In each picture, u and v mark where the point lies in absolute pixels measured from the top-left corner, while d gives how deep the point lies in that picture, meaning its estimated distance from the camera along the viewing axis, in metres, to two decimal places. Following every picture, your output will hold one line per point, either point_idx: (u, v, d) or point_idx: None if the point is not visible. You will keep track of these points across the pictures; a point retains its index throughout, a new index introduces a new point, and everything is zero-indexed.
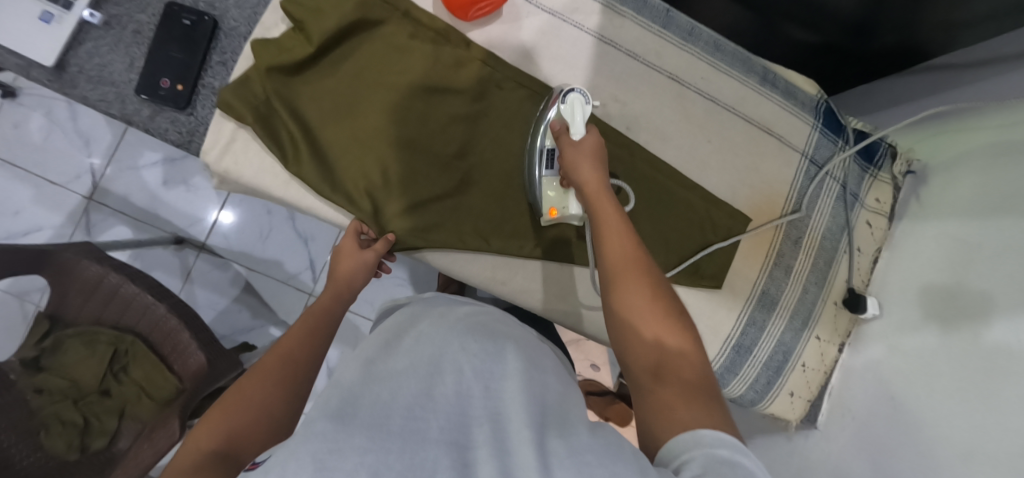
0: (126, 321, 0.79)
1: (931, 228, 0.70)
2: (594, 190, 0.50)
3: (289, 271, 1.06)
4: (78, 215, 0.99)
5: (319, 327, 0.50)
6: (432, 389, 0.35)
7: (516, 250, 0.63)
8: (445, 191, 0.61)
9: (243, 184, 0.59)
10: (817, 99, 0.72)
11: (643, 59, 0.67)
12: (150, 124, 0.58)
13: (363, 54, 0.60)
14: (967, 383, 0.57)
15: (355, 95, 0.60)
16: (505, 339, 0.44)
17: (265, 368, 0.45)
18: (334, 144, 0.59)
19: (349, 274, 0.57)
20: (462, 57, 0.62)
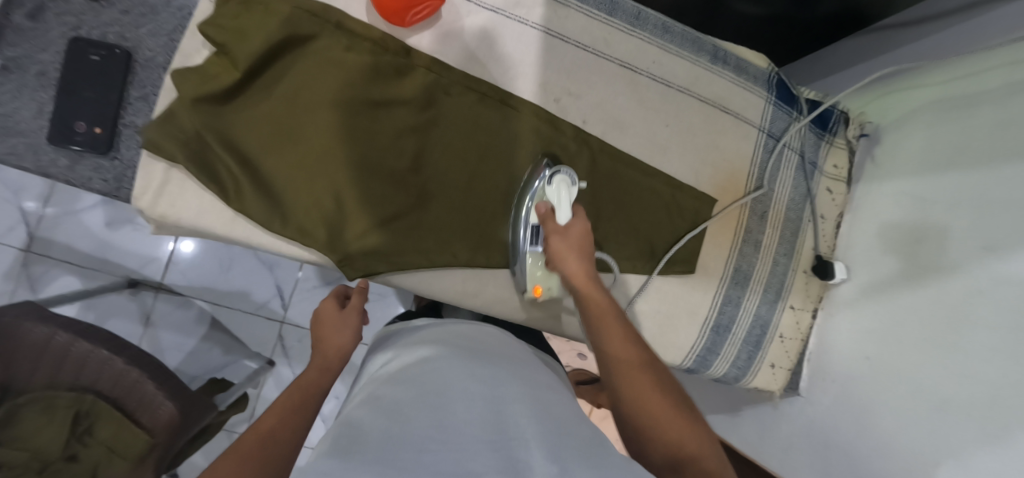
0: (85, 378, 0.74)
1: (889, 188, 0.72)
2: (585, 288, 0.54)
3: (257, 301, 1.02)
4: (17, 269, 0.91)
5: (304, 401, 0.49)
6: (439, 419, 0.35)
7: (484, 261, 0.61)
8: (404, 208, 0.59)
9: (186, 227, 0.55)
10: (768, 72, 0.72)
11: (592, 49, 0.65)
12: (71, 175, 0.53)
13: (296, 73, 0.56)
14: (935, 337, 0.60)
15: (293, 119, 0.56)
16: (504, 373, 0.44)
17: (248, 444, 0.41)
18: (278, 173, 0.55)
19: (335, 340, 0.59)
20: (403, 66, 0.59)
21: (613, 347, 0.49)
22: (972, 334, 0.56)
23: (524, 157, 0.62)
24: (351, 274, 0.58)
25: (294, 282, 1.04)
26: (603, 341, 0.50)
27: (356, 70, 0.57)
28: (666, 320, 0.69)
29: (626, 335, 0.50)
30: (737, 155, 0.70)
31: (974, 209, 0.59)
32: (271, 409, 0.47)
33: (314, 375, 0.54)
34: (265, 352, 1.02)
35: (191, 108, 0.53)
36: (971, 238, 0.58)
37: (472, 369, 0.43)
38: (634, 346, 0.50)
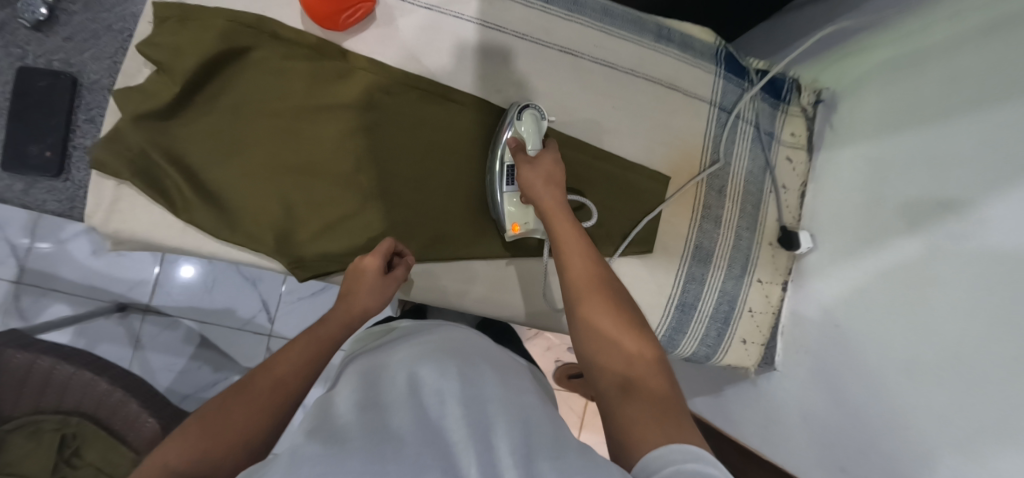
0: (68, 401, 0.75)
1: (847, 154, 0.71)
2: (554, 215, 0.54)
3: (243, 316, 1.04)
4: (9, 301, 0.95)
5: (324, 351, 0.47)
6: (418, 421, 0.33)
7: (437, 254, 0.62)
8: (353, 209, 0.60)
9: (140, 242, 0.57)
10: (715, 47, 0.71)
11: (531, 37, 0.65)
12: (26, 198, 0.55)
13: (237, 85, 0.58)
14: (900, 299, 0.59)
15: (236, 129, 0.57)
16: (486, 369, 0.42)
17: (256, 388, 0.42)
18: (226, 183, 0.57)
19: (361, 302, 0.52)
20: (342, 69, 0.60)
21: (577, 276, 0.50)
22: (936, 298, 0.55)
23: (470, 149, 0.63)
24: (303, 277, 0.59)
25: (278, 295, 1.05)
26: (569, 272, 0.51)
27: (296, 77, 0.59)
28: None
29: (590, 265, 0.51)
30: (689, 131, 0.70)
31: (927, 166, 0.58)
32: (295, 348, 0.46)
33: (336, 326, 0.50)
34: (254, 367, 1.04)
35: (134, 125, 0.54)
36: (927, 197, 0.58)
37: (448, 360, 0.42)
38: (597, 277, 0.50)
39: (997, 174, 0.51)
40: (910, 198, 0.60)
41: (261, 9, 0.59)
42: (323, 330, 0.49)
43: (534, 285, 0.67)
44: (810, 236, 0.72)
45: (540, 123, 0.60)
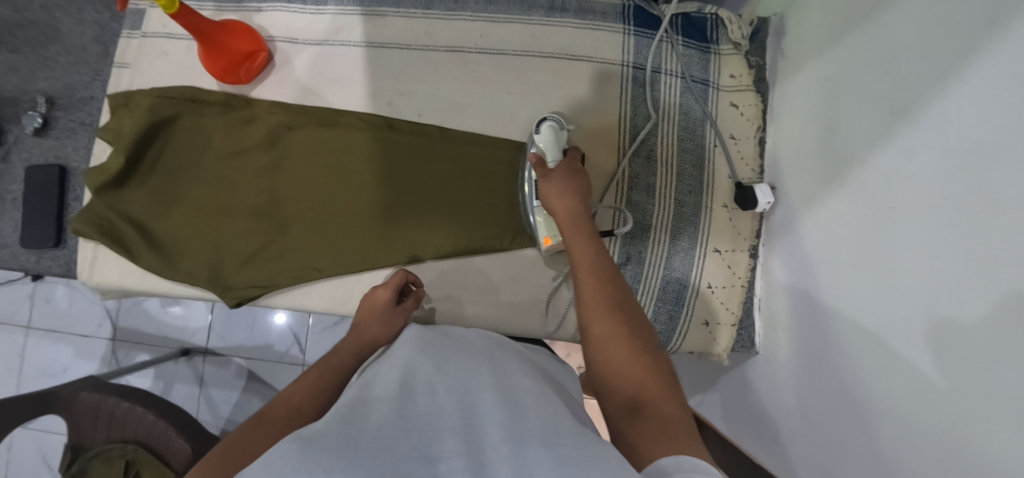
0: (126, 433, 0.91)
1: (801, 82, 0.56)
2: (573, 230, 0.53)
3: (280, 350, 1.16)
4: (108, 356, 1.16)
5: (330, 387, 0.50)
6: (404, 409, 0.33)
7: (347, 268, 0.64)
8: (268, 238, 0.65)
9: (117, 290, 0.67)
10: (621, 4, 0.65)
11: (415, 45, 0.66)
12: (39, 267, 0.68)
13: (171, 148, 0.67)
14: (871, 248, 0.44)
15: (173, 185, 0.67)
16: (470, 361, 0.41)
17: (271, 416, 0.45)
18: (168, 230, 0.66)
19: (373, 331, 0.55)
20: (248, 115, 0.66)
21: (590, 288, 0.47)
22: (909, 235, 0.40)
23: (368, 166, 0.65)
24: (234, 303, 0.65)
25: (306, 328, 1.17)
26: (581, 285, 0.48)
27: (213, 131, 0.67)
28: (556, 292, 0.65)
29: (603, 277, 0.48)
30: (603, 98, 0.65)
31: (879, 69, 0.44)
32: (305, 382, 0.50)
33: (347, 355, 0.54)
34: None
35: (96, 195, 0.66)
36: (880, 108, 0.44)
37: (442, 351, 0.43)
38: (610, 292, 0.47)
39: (948, 63, 0.38)
40: (862, 115, 0.46)
41: (182, 81, 0.68)
42: (335, 362, 0.53)
43: (451, 288, 0.65)
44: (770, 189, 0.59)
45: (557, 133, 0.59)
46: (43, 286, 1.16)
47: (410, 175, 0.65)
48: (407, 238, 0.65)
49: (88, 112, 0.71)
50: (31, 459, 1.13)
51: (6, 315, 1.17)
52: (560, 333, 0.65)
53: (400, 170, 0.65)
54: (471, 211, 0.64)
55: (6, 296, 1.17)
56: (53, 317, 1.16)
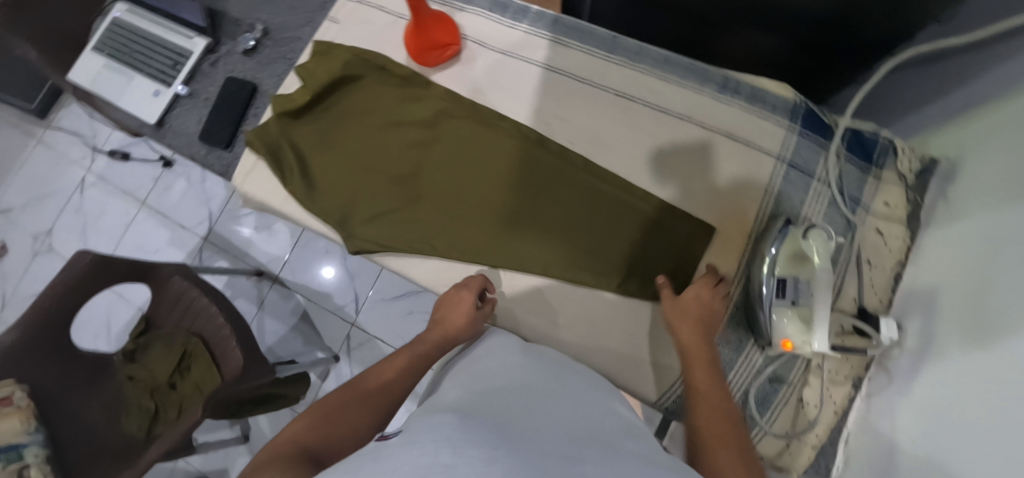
0: (195, 328, 0.97)
1: (959, 232, 0.55)
2: (700, 343, 0.56)
3: (337, 303, 1.22)
4: (195, 252, 1.26)
5: (412, 371, 0.54)
6: (536, 412, 0.36)
7: (459, 255, 0.68)
8: (400, 205, 0.71)
9: (258, 203, 0.75)
10: (793, 101, 0.67)
11: (588, 81, 0.71)
12: (205, 160, 0.78)
13: (346, 101, 0.74)
14: (999, 420, 0.42)
15: (337, 133, 0.74)
16: (590, 396, 0.43)
17: (366, 389, 0.52)
18: (320, 169, 0.73)
19: (455, 329, 0.58)
20: (422, 95, 0.73)
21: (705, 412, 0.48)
22: None
23: (509, 170, 0.69)
24: (352, 250, 0.70)
25: (368, 292, 1.21)
26: (693, 396, 0.51)
27: (387, 97, 0.73)
28: (643, 349, 0.65)
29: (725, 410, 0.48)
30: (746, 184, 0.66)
31: None
32: (394, 361, 0.56)
33: (430, 344, 0.57)
34: (334, 349, 1.19)
35: (277, 120, 0.74)
36: None
37: (553, 374, 0.46)
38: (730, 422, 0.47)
39: None
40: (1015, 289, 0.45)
41: (377, 49, 0.76)
42: (420, 349, 0.57)
43: (545, 306, 0.67)
44: (897, 327, 0.58)
45: (829, 242, 0.57)
46: (168, 173, 1.28)
47: (543, 192, 0.68)
48: (522, 248, 0.67)
49: (291, 49, 0.80)
50: (98, 318, 1.22)
51: (127, 187, 1.29)
52: (634, 387, 0.65)
53: (537, 183, 0.69)
54: (589, 243, 0.66)
55: (134, 172, 1.29)
56: (164, 203, 1.28)
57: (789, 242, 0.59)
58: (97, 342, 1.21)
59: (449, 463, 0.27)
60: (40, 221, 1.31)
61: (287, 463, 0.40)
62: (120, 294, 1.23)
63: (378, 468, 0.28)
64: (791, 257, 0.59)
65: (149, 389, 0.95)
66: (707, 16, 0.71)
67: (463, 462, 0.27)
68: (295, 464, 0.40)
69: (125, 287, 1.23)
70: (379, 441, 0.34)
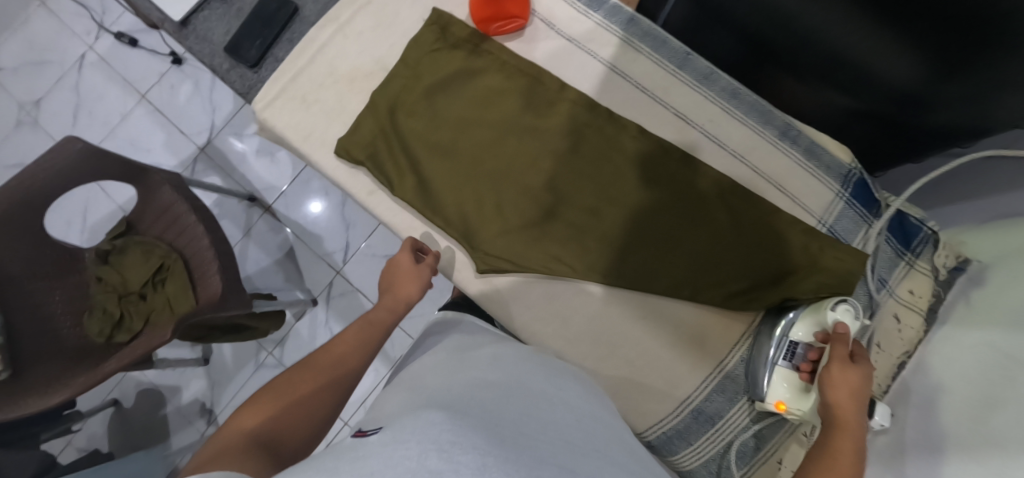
0: (178, 243, 0.93)
1: (975, 338, 0.55)
2: (848, 421, 0.51)
3: (326, 248, 1.18)
4: (189, 161, 1.19)
5: (370, 336, 0.61)
6: (528, 412, 0.40)
7: (502, 241, 0.63)
8: (453, 173, 0.65)
9: (275, 134, 0.70)
10: (850, 168, 0.65)
11: (650, 93, 0.67)
12: (226, 75, 0.72)
13: (412, 52, 0.68)
14: None
15: (401, 77, 0.68)
16: (592, 408, 0.48)
17: (318, 369, 0.55)
18: (375, 112, 0.67)
19: (406, 288, 0.65)
20: (490, 66, 0.67)
21: None
22: None
23: (557, 152, 0.65)
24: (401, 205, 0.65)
25: (359, 245, 1.18)
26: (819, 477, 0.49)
27: (456, 57, 0.67)
28: (642, 380, 0.63)
29: None
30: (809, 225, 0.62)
31: None
32: (351, 333, 0.61)
33: (387, 311, 0.64)
34: (313, 292, 1.17)
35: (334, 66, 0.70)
36: None
37: (547, 374, 0.51)
38: None
39: None
40: None
41: (438, 3, 0.70)
42: (375, 317, 0.63)
43: (555, 315, 0.64)
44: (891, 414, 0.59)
45: (852, 322, 0.57)
46: (176, 71, 1.20)
47: (608, 199, 0.64)
48: (572, 250, 0.63)
49: None
50: (75, 208, 1.16)
51: (129, 76, 1.20)
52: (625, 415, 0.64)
53: (588, 178, 0.64)
54: (639, 266, 0.62)
55: (138, 61, 1.20)
56: (166, 102, 1.20)
57: (813, 310, 0.59)
58: (70, 231, 1.15)
59: (435, 469, 0.28)
60: (31, 90, 1.22)
61: (243, 451, 0.42)
62: (105, 189, 1.16)
63: (360, 467, 0.29)
64: (815, 328, 0.58)
65: (118, 294, 0.91)
66: (787, 60, 0.69)
67: (450, 468, 0.28)
68: (255, 452, 0.42)
69: (113, 184, 1.16)
70: (357, 438, 0.38)
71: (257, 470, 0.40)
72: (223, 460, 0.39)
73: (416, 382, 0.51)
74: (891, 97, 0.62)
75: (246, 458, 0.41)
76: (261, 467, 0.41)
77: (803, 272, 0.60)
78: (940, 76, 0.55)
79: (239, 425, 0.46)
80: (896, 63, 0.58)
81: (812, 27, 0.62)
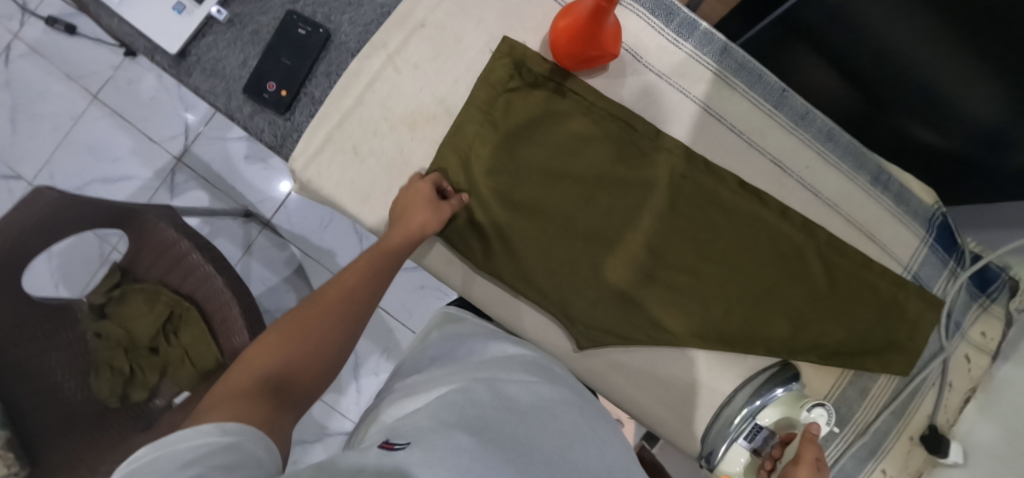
0: (186, 287, 0.81)
1: None
2: None
3: (339, 263, 1.05)
4: (165, 173, 1.03)
5: (381, 269, 0.51)
6: (561, 448, 0.39)
7: (596, 308, 0.59)
8: (540, 235, 0.58)
9: (323, 198, 0.59)
10: (933, 211, 0.65)
11: (746, 136, 0.62)
12: (249, 123, 0.59)
13: (484, 93, 0.58)
14: None
15: (472, 122, 0.58)
16: (609, 433, 0.47)
17: (326, 301, 0.48)
18: (446, 166, 0.58)
19: (417, 218, 0.52)
20: (575, 110, 0.59)
21: None
22: None
23: (653, 208, 0.59)
24: (482, 272, 0.59)
25: None
26: None
27: (534, 99, 0.58)
28: None
29: None
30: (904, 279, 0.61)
31: None
32: (360, 264, 0.51)
33: (398, 239, 0.52)
34: None
35: (387, 108, 0.59)
36: None
37: (576, 397, 0.50)
38: None
39: None
40: None
41: (506, 29, 0.60)
42: (385, 247, 0.52)
43: (655, 382, 0.62)
44: (961, 451, 0.63)
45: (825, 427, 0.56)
46: (132, 65, 1.03)
47: (704, 256, 0.60)
48: (668, 314, 0.60)
49: None
50: (50, 261, 1.01)
51: (71, 69, 1.02)
52: None
53: (684, 236, 0.60)
54: (736, 328, 0.60)
55: (82, 52, 1.02)
56: (126, 102, 1.02)
57: (789, 402, 0.59)
58: (46, 282, 1.00)
59: None
60: None
61: (249, 400, 0.39)
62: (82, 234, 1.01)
63: None
64: (785, 420, 0.58)
65: (124, 348, 0.81)
66: (878, 93, 0.66)
67: None
68: (264, 400, 0.40)
69: (91, 230, 1.01)
70: (384, 447, 0.35)
71: (263, 425, 0.38)
72: (229, 411, 0.38)
73: (433, 380, 0.48)
74: (973, 136, 0.60)
75: (251, 410, 0.38)
76: (267, 419, 0.39)
77: (889, 322, 0.61)
78: None
79: (249, 364, 0.43)
80: (982, 99, 0.56)
81: (907, 56, 0.59)
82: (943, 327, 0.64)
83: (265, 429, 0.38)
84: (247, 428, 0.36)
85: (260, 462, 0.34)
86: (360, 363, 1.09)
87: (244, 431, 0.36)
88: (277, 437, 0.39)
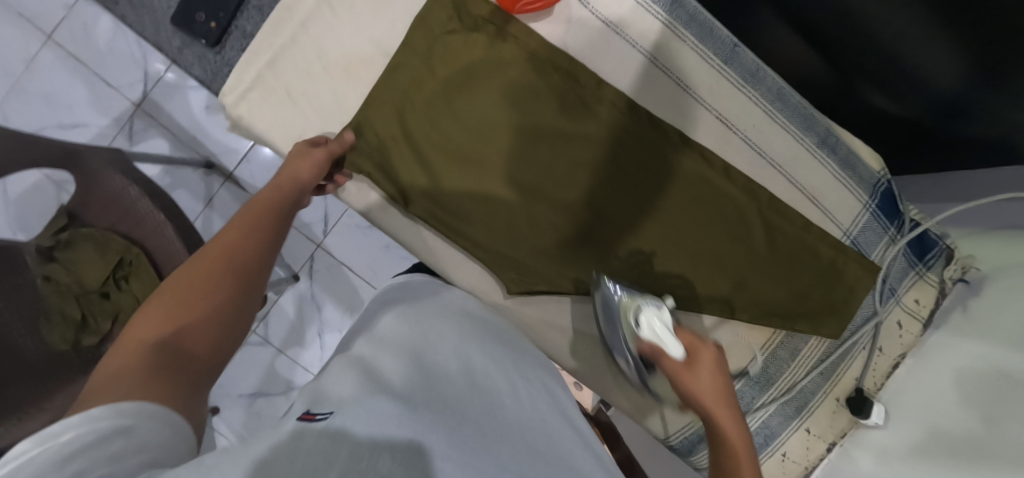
0: (137, 235, 0.81)
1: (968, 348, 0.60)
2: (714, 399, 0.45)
3: (304, 220, 1.09)
4: (123, 120, 1.01)
5: (267, 220, 0.45)
6: (490, 408, 0.39)
7: (532, 259, 0.60)
8: (480, 183, 0.58)
9: (255, 136, 0.58)
10: (878, 177, 0.64)
11: (693, 92, 0.61)
12: (179, 55, 0.61)
13: (424, 34, 0.57)
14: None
15: (411, 65, 0.57)
16: (543, 398, 0.46)
17: (209, 262, 0.39)
18: (382, 107, 0.57)
19: (298, 167, 0.51)
20: (518, 55, 0.57)
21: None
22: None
23: (593, 162, 0.59)
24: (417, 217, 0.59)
25: (340, 215, 1.09)
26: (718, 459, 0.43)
27: (473, 43, 0.57)
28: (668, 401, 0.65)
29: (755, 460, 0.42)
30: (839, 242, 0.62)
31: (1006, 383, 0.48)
32: (238, 220, 0.44)
33: (274, 190, 0.48)
34: (295, 267, 1.09)
35: (321, 48, 0.57)
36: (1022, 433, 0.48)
37: (512, 360, 0.49)
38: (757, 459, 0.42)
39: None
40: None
41: None
42: (264, 199, 0.47)
43: (587, 335, 0.63)
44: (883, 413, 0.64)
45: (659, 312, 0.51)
46: (87, 6, 0.99)
47: (643, 212, 0.60)
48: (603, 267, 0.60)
49: None
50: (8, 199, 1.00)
51: (26, 9, 1.00)
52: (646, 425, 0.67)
53: (622, 188, 0.60)
54: (670, 283, 0.61)
55: None
56: (82, 45, 0.99)
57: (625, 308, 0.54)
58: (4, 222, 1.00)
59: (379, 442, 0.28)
60: None
61: (143, 378, 0.31)
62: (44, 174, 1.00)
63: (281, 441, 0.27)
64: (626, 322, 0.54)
65: (74, 294, 0.80)
66: (831, 55, 0.64)
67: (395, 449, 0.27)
68: (161, 376, 0.32)
69: (48, 170, 0.99)
70: (305, 420, 0.30)
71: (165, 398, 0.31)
72: (115, 393, 0.29)
73: (355, 349, 0.44)
74: (928, 103, 0.59)
75: (148, 388, 0.30)
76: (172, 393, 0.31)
77: (822, 283, 0.62)
78: (991, 71, 0.52)
79: (128, 348, 0.33)
80: (945, 59, 0.54)
81: (867, 13, 0.56)
82: (876, 292, 0.65)
83: (173, 404, 0.31)
84: (152, 405, 0.29)
85: (165, 443, 0.29)
86: (323, 319, 1.10)
87: (147, 409, 0.29)
88: (190, 414, 0.32)
